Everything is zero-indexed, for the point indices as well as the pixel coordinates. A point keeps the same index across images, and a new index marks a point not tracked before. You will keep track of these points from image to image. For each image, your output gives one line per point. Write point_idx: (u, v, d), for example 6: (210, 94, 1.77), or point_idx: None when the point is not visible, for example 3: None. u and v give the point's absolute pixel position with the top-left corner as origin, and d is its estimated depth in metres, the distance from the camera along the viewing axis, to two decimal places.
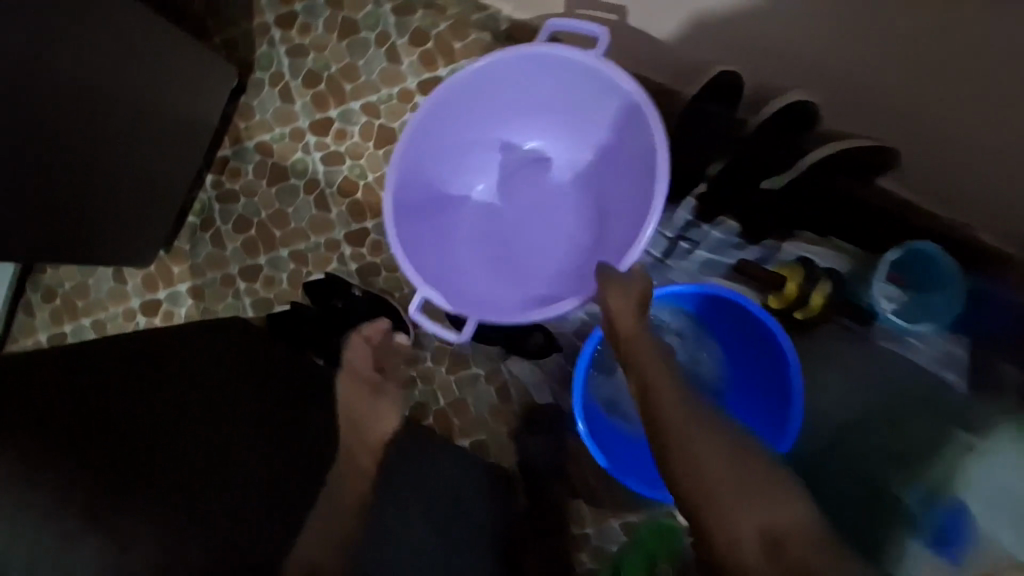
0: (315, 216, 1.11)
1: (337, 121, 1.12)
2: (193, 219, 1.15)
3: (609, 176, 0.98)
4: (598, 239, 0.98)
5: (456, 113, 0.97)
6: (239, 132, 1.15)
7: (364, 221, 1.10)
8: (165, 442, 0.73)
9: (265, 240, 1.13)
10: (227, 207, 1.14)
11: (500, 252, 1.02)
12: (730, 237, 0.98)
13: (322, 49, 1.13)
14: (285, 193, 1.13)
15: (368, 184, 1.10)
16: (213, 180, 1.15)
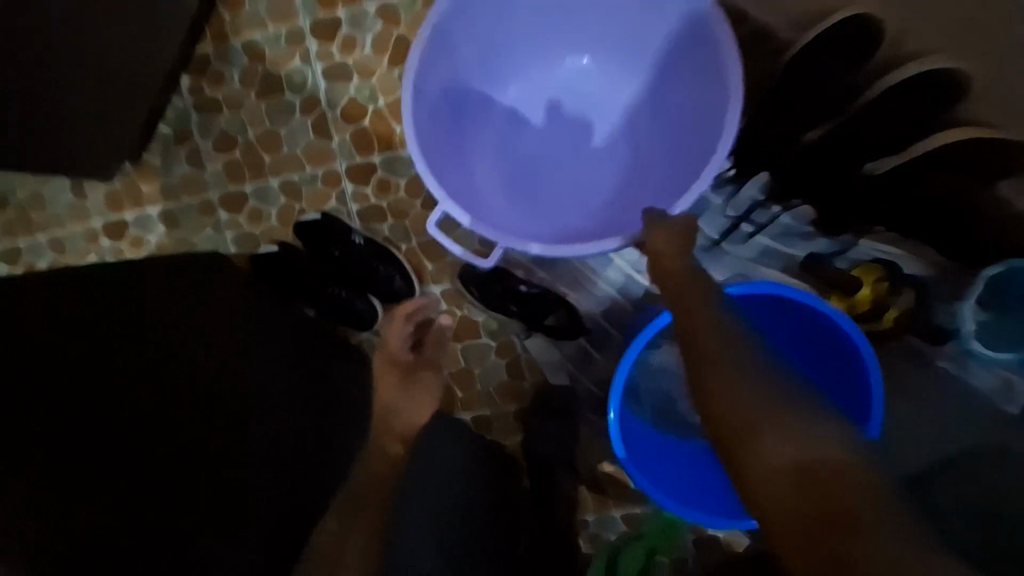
0: (313, 143, 0.93)
1: (346, 26, 0.91)
2: (165, 129, 0.96)
3: (658, 117, 0.83)
4: (633, 187, 0.83)
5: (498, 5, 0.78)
6: (224, 27, 0.94)
7: (370, 155, 0.92)
8: (117, 385, 0.55)
9: (252, 164, 0.95)
10: (207, 119, 0.95)
11: (524, 182, 0.85)
12: (799, 225, 0.87)
13: None
14: (278, 110, 0.93)
15: (378, 110, 0.91)
16: (190, 84, 0.95)
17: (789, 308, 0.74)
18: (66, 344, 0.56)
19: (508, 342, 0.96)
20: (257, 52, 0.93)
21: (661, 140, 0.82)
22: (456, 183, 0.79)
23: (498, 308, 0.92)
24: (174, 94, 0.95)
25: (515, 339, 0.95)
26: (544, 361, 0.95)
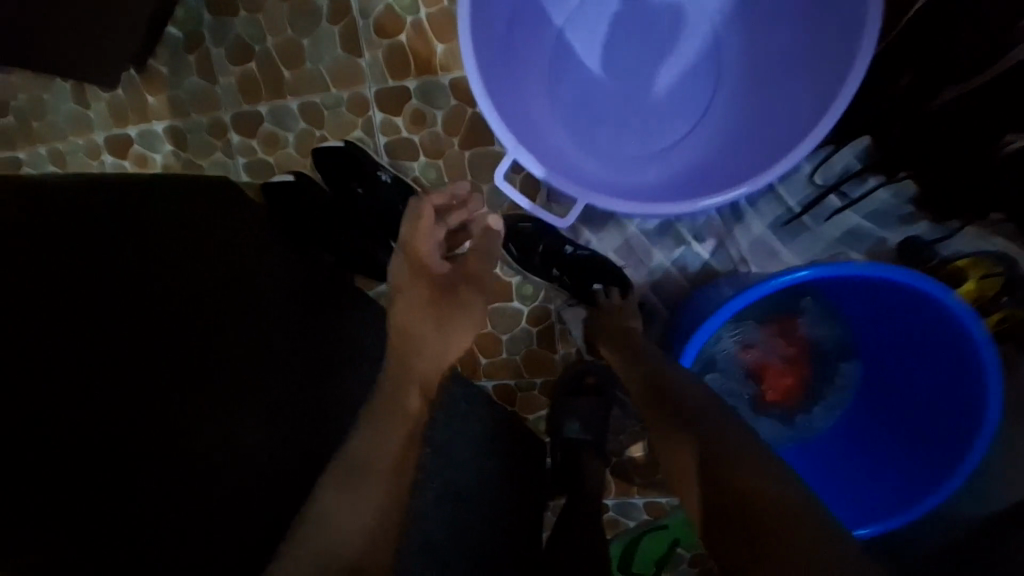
0: (340, 58, 0.81)
1: None
2: (174, 31, 0.84)
3: (747, 47, 0.71)
4: (712, 129, 0.73)
5: None
6: None
7: (405, 78, 0.80)
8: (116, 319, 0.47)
9: (269, 79, 0.83)
10: (221, 21, 0.83)
11: (584, 113, 0.74)
12: (898, 204, 0.73)
13: None
14: (302, 16, 0.81)
15: (418, 23, 0.78)
16: None
17: (897, 317, 0.65)
18: None
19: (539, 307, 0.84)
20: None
21: (749, 78, 0.71)
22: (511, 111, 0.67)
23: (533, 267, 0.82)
24: None
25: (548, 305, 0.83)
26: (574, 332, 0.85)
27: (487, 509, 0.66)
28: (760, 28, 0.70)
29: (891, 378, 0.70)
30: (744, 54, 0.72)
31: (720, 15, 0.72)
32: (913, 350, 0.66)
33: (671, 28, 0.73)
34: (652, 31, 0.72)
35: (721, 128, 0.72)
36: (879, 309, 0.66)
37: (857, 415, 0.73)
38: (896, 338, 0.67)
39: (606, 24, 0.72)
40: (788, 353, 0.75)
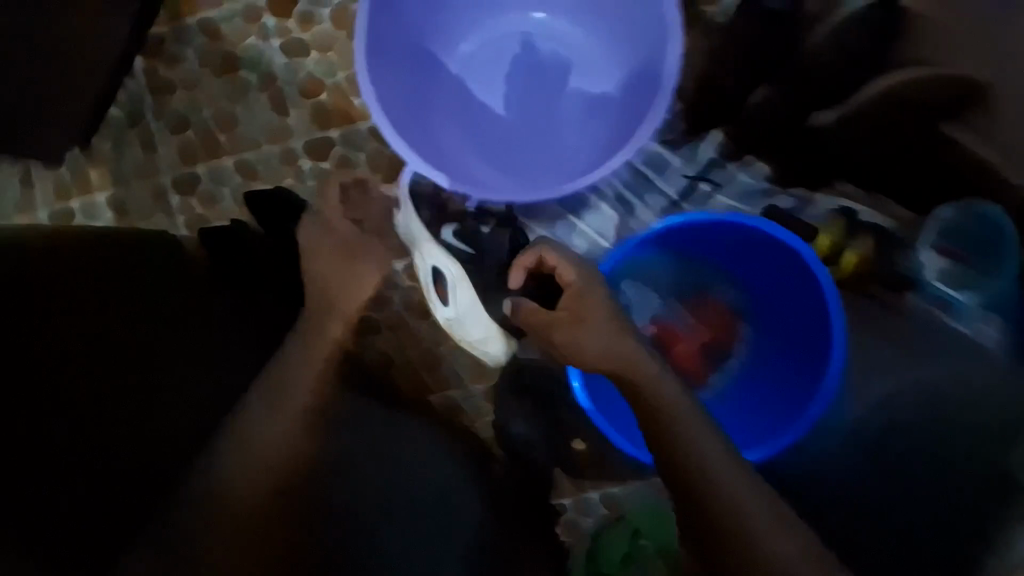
0: (271, 120, 0.92)
1: (303, 2, 0.91)
2: (116, 113, 0.94)
3: (615, 65, 0.84)
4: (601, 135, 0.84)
5: None
6: (178, 6, 0.92)
7: (329, 129, 0.91)
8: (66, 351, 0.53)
9: (206, 145, 0.93)
10: (161, 101, 0.93)
11: (491, 139, 0.86)
12: (757, 183, 0.85)
13: None
14: (235, 90, 0.92)
15: (337, 85, 0.91)
16: (143, 66, 0.93)
17: (768, 267, 0.73)
18: None
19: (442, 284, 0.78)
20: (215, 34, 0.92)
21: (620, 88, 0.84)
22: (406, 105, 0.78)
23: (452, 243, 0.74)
24: (128, 78, 0.93)
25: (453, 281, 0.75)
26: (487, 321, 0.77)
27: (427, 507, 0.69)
28: (616, 38, 0.83)
29: (783, 331, 0.76)
30: (613, 70, 0.84)
31: (590, 42, 0.85)
32: (789, 296, 0.73)
33: (550, 59, 0.86)
34: (534, 65, 0.86)
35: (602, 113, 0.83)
36: (750, 261, 0.75)
37: (760, 368, 0.78)
38: (773, 278, 0.74)
39: (494, 66, 0.86)
40: (695, 311, 0.81)
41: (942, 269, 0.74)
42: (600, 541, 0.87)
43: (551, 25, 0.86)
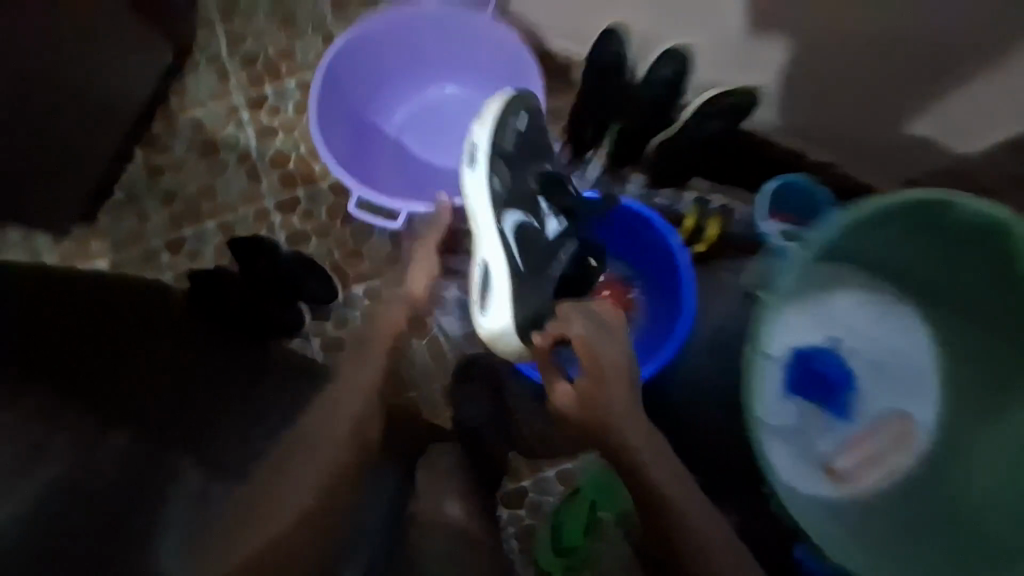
0: (245, 189, 1.20)
1: (271, 99, 1.22)
2: (117, 195, 1.19)
3: (493, 109, 1.18)
4: None
5: (363, 63, 1.12)
6: (171, 109, 1.21)
7: (293, 189, 1.20)
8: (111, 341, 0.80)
9: (191, 213, 1.19)
10: (153, 181, 1.20)
11: (416, 176, 1.18)
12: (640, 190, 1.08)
13: (258, 35, 1.24)
14: (217, 167, 1.21)
15: (300, 155, 1.21)
16: (140, 158, 1.20)
17: (634, 231, 1.01)
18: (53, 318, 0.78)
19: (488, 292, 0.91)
20: (199, 128, 1.20)
21: None
22: (507, 103, 0.94)
23: (510, 239, 0.89)
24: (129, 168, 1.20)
25: (501, 274, 0.88)
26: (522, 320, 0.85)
27: (392, 481, 0.78)
28: (494, 91, 1.17)
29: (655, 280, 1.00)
30: None
31: (478, 101, 1.20)
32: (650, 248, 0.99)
33: (454, 115, 1.20)
34: (444, 123, 1.20)
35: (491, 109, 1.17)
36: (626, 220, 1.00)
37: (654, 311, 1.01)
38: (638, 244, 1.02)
39: (417, 123, 1.20)
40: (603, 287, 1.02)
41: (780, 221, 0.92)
42: (559, 513, 0.96)
43: (450, 91, 1.20)
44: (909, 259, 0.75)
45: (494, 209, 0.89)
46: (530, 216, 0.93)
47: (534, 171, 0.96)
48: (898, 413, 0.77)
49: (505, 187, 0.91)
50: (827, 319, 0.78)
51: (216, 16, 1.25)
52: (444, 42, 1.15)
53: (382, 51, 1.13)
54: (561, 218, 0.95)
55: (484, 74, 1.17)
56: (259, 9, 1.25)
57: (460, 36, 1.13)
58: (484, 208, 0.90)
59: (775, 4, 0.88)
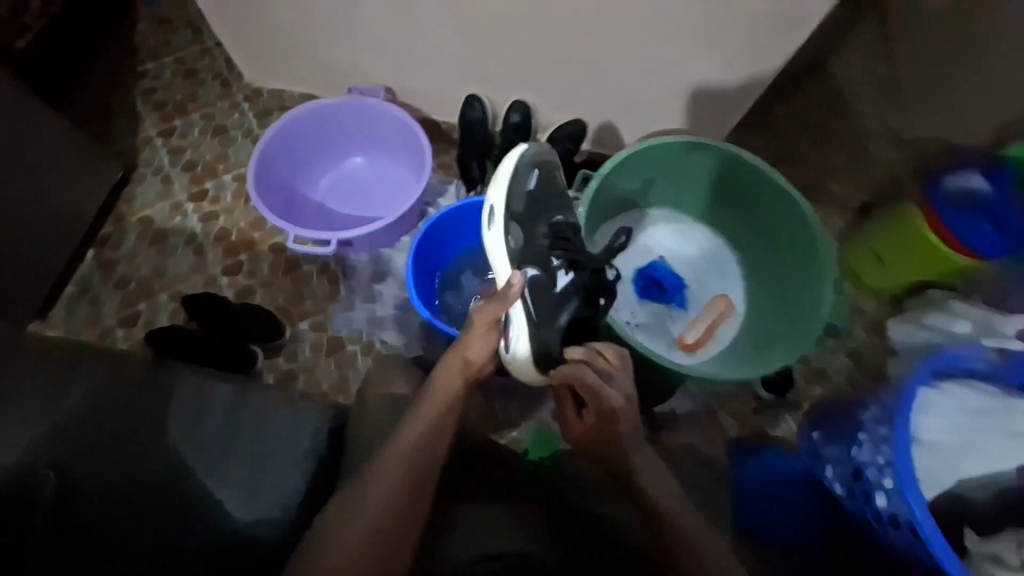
0: (194, 262, 1.59)
1: (212, 192, 1.67)
2: (72, 288, 1.55)
3: (389, 164, 1.68)
4: (391, 199, 1.66)
5: (290, 142, 1.55)
6: (122, 214, 1.63)
7: (238, 256, 1.60)
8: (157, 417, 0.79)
9: (144, 292, 1.55)
10: (108, 271, 1.57)
11: (334, 216, 1.64)
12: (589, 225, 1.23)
13: (197, 146, 1.73)
14: (166, 251, 1.60)
15: (241, 229, 1.63)
16: (93, 255, 1.58)
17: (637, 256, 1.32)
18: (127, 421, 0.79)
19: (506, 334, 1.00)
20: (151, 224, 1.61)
21: (393, 172, 1.68)
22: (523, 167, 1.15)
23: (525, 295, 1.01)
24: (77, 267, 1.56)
25: (521, 315, 0.99)
26: (535, 347, 0.97)
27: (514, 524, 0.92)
28: (397, 174, 1.68)
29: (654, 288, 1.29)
30: (391, 161, 1.68)
31: (380, 158, 1.68)
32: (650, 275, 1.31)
33: (361, 179, 1.68)
34: (358, 190, 1.67)
35: (408, 172, 1.66)
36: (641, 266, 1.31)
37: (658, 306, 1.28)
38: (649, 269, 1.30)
39: (335, 192, 1.66)
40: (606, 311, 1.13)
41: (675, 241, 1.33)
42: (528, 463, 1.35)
43: (360, 164, 1.68)
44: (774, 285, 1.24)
45: (512, 265, 1.09)
46: (543, 272, 1.04)
47: (544, 222, 1.11)
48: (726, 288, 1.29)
49: (519, 245, 1.10)
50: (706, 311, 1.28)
51: (155, 134, 1.73)
52: (357, 123, 1.60)
53: (302, 137, 1.57)
54: (570, 272, 1.04)
55: (383, 148, 1.66)
56: (194, 127, 1.75)
57: (359, 122, 1.60)
58: (504, 262, 1.11)
59: (630, 77, 1.38)
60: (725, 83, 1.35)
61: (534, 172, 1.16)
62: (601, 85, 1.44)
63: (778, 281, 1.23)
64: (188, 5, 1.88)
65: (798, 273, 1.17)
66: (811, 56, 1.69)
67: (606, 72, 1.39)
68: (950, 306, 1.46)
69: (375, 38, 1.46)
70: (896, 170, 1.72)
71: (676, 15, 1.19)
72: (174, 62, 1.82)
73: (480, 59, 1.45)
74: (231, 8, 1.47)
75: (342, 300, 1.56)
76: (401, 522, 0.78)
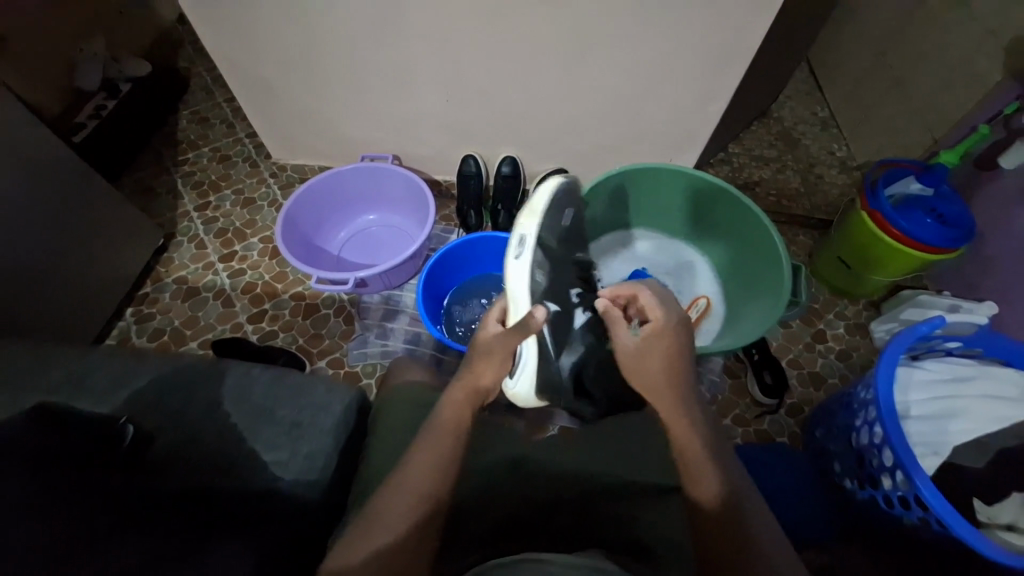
0: (222, 312, 1.75)
1: (241, 251, 1.87)
2: (111, 340, 1.70)
3: (397, 218, 1.90)
4: (399, 247, 1.86)
5: (312, 202, 1.76)
6: (160, 274, 1.82)
7: (262, 304, 1.76)
8: (196, 404, 0.83)
9: (176, 340, 1.70)
10: (144, 325, 1.72)
11: (348, 265, 1.84)
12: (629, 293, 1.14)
13: (228, 214, 1.96)
14: (198, 303, 1.77)
15: (265, 281, 1.80)
16: (132, 311, 1.75)
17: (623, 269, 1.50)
18: (161, 412, 0.82)
19: (515, 364, 1.02)
20: (186, 281, 1.80)
21: (402, 225, 1.89)
22: (557, 205, 1.11)
23: (542, 333, 1.00)
24: (117, 321, 1.73)
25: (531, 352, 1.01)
26: (544, 379, 1.03)
27: (534, 497, 0.89)
28: (404, 226, 1.89)
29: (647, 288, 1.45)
30: (398, 216, 1.90)
31: (388, 215, 1.90)
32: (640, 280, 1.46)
33: (374, 233, 1.89)
34: (371, 242, 1.88)
35: (413, 223, 1.86)
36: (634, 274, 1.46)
37: None
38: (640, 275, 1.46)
39: (351, 246, 1.88)
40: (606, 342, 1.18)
41: (650, 251, 1.53)
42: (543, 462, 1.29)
43: (372, 221, 1.91)
44: (742, 276, 1.40)
45: (536, 301, 0.99)
46: (565, 309, 1.07)
47: (568, 262, 1.15)
48: (703, 289, 1.48)
49: (545, 282, 1.03)
50: (691, 308, 1.44)
51: (193, 207, 1.98)
52: (367, 183, 1.82)
53: (320, 198, 1.78)
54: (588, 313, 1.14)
55: (391, 205, 1.89)
56: (227, 200, 2.00)
57: (369, 182, 1.82)
58: (525, 297, 0.98)
59: (602, 124, 1.63)
60: (697, 146, 1.66)
61: (565, 212, 1.14)
62: (575, 133, 1.68)
63: (742, 272, 1.40)
64: (225, 105, 2.23)
65: (758, 257, 1.34)
66: (756, 103, 1.97)
67: (578, 122, 1.63)
68: (919, 299, 1.57)
69: (382, 112, 1.73)
70: (849, 190, 1.92)
71: (634, 76, 1.45)
72: (211, 151, 2.12)
73: (470, 122, 1.71)
74: (265, 100, 1.77)
75: (357, 338, 1.69)
76: (414, 495, 0.77)
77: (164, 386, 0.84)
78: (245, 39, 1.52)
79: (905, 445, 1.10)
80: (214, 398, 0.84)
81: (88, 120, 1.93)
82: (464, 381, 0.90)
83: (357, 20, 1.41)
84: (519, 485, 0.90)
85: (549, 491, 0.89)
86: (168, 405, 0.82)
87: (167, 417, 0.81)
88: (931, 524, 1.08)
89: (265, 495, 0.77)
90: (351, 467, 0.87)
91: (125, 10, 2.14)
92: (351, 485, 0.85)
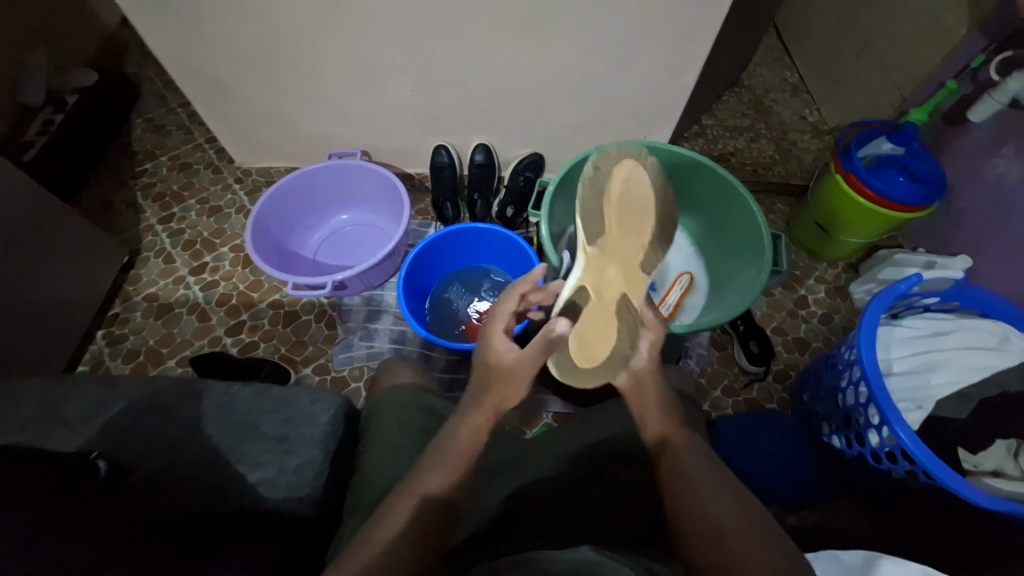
0: (198, 327, 1.69)
1: (212, 262, 1.81)
2: (83, 366, 1.63)
3: (371, 216, 1.85)
4: (376, 245, 1.81)
5: (281, 205, 1.69)
6: (129, 293, 1.75)
7: (238, 315, 1.71)
8: (174, 430, 0.81)
9: (152, 360, 1.64)
10: (117, 346, 1.66)
11: (324, 269, 1.79)
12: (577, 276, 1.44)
13: (195, 225, 1.89)
14: (172, 320, 1.71)
15: (240, 292, 1.75)
16: (103, 333, 1.68)
17: None
18: (139, 441, 0.79)
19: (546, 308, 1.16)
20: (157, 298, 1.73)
21: (376, 221, 1.84)
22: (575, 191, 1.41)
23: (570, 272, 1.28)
24: (88, 346, 1.66)
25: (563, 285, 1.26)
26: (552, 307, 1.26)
27: (532, 488, 0.89)
28: (379, 224, 1.84)
29: None
30: (372, 214, 1.85)
31: (361, 212, 1.85)
32: None
33: (349, 233, 1.84)
34: (346, 243, 1.83)
35: (389, 220, 1.82)
36: None
37: None
38: None
39: (326, 249, 1.82)
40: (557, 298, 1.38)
41: None
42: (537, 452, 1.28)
43: (346, 222, 1.85)
44: (723, 251, 1.40)
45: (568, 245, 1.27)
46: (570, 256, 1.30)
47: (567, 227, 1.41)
48: (685, 265, 1.48)
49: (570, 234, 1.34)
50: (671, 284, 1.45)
51: (156, 220, 1.90)
52: (337, 182, 1.76)
53: (290, 201, 1.72)
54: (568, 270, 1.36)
55: (364, 203, 1.84)
56: (191, 209, 1.92)
57: (339, 180, 1.76)
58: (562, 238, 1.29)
59: (572, 106, 1.60)
60: (671, 119, 1.64)
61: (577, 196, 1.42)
62: (547, 116, 1.65)
63: (723, 247, 1.40)
64: (180, 111, 2.13)
65: (738, 231, 1.34)
66: (727, 73, 1.95)
67: (548, 104, 1.59)
68: (895, 259, 1.60)
69: (346, 107, 1.67)
70: (822, 154, 1.93)
71: (602, 54, 1.41)
72: (170, 159, 2.02)
73: (440, 111, 1.66)
74: (221, 103, 1.69)
75: (341, 341, 1.65)
76: (411, 503, 0.75)
77: (139, 415, 0.81)
78: (193, 39, 1.44)
79: (889, 402, 1.12)
80: (193, 424, 0.82)
81: (34, 136, 1.83)
82: (488, 407, 0.87)
83: (312, 12, 1.34)
84: (515, 479, 0.90)
85: (547, 482, 0.89)
86: (146, 436, 0.80)
87: (147, 446, 0.79)
88: (919, 475, 1.10)
89: (257, 515, 0.76)
90: (342, 478, 0.85)
91: (63, 15, 2.01)
92: (344, 495, 0.85)
